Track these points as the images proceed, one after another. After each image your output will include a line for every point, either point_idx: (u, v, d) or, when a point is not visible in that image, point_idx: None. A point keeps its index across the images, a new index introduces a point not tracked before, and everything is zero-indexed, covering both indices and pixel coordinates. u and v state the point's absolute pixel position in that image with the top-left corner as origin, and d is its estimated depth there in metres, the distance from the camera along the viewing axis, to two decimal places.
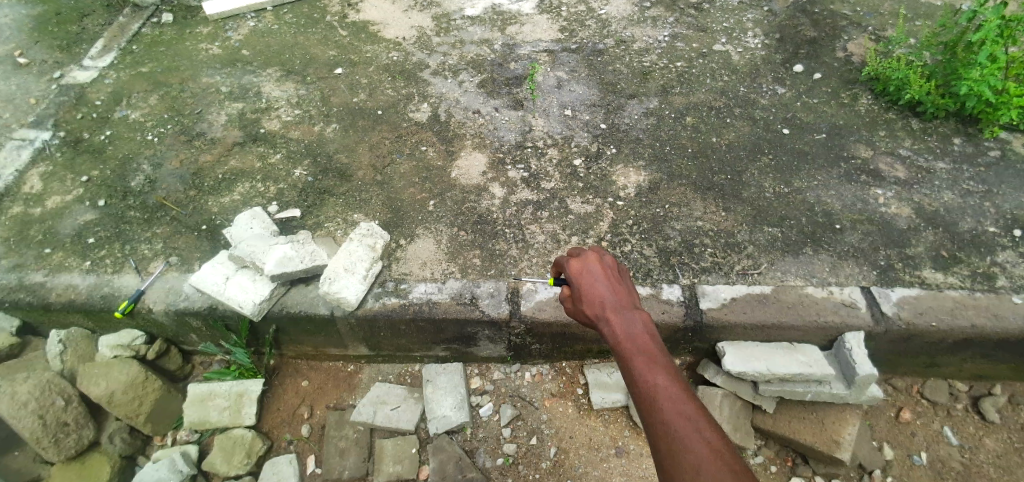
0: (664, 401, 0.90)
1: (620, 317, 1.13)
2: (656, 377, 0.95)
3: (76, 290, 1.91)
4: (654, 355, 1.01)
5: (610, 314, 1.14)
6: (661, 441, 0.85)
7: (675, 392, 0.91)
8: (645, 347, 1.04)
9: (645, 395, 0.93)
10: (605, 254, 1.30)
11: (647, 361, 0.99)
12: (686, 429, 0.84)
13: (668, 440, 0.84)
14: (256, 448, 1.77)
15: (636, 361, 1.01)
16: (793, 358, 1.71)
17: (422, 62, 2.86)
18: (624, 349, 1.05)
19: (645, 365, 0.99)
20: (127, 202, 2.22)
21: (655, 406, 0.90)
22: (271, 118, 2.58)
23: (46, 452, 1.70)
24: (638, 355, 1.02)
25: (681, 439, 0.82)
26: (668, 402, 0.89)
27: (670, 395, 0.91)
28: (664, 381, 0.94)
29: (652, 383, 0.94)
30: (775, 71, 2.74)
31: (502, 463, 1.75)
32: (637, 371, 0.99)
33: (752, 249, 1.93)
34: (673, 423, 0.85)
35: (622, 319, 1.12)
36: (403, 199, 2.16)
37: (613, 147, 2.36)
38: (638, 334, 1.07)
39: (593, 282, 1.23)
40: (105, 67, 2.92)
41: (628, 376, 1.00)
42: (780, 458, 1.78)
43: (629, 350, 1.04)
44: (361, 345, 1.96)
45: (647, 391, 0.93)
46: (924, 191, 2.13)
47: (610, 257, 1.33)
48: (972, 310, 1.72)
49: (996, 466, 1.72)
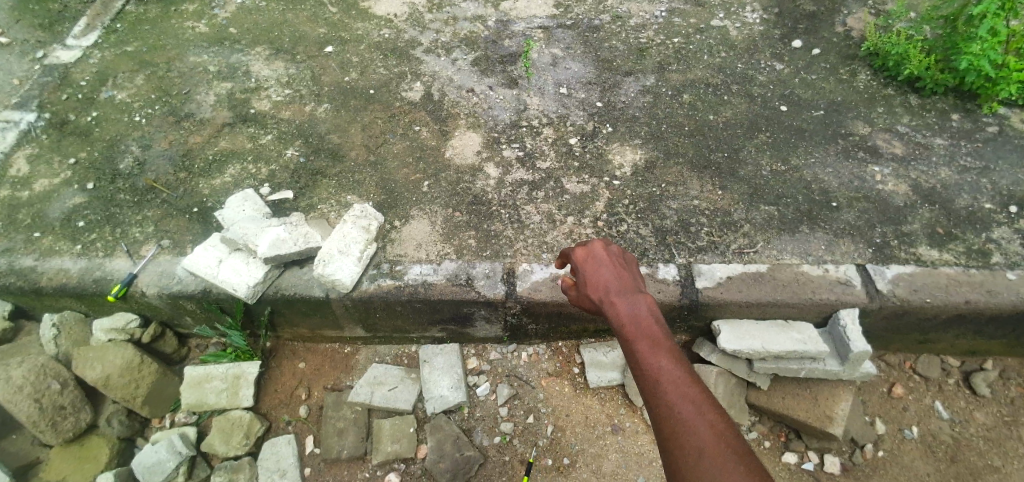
0: (668, 384, 0.90)
1: (624, 301, 1.13)
2: (659, 360, 0.96)
3: (67, 274, 1.89)
4: (658, 338, 1.02)
5: (614, 298, 1.15)
6: (665, 423, 0.86)
7: (679, 375, 0.92)
8: (649, 329, 1.04)
9: (648, 379, 0.93)
10: (611, 242, 1.30)
11: (651, 344, 1.00)
12: (690, 412, 0.84)
13: (672, 423, 0.84)
14: (255, 429, 1.78)
15: (640, 343, 1.01)
16: (788, 335, 1.72)
17: (414, 39, 2.80)
18: (628, 332, 1.05)
19: (648, 348, 0.99)
20: (116, 185, 2.19)
21: (658, 389, 0.91)
22: (261, 98, 2.53)
23: (44, 435, 1.71)
24: (642, 338, 1.03)
25: (685, 423, 0.83)
26: (671, 385, 0.90)
27: (674, 378, 0.91)
28: (667, 364, 0.94)
29: (656, 367, 0.94)
30: (773, 46, 2.70)
31: (499, 441, 1.77)
32: (641, 353, 0.99)
33: (748, 228, 1.93)
34: (677, 405, 0.86)
35: (627, 304, 1.13)
36: (397, 180, 2.13)
37: (609, 126, 2.33)
38: (642, 317, 1.08)
39: (598, 268, 1.24)
40: (89, 47, 2.84)
41: (631, 358, 1.01)
42: (773, 434, 1.80)
43: (634, 333, 1.05)
44: (358, 326, 1.95)
45: (651, 375, 0.93)
46: (921, 167, 2.12)
47: (615, 245, 1.33)
48: (966, 287, 1.73)
49: (985, 439, 1.75)
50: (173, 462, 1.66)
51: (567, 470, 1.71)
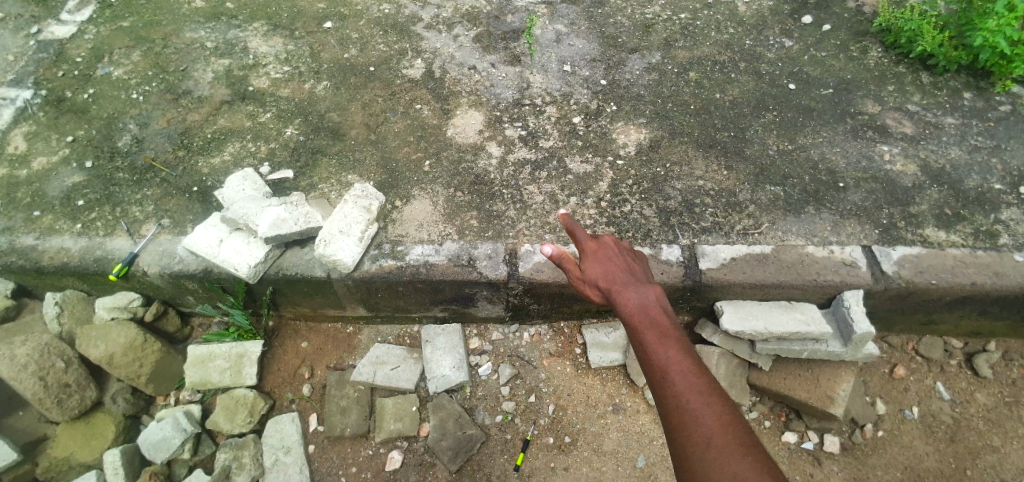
0: (676, 376, 0.91)
1: (633, 293, 1.16)
2: (667, 352, 0.97)
3: (68, 253, 1.88)
4: (665, 329, 1.04)
5: (623, 291, 1.17)
6: (672, 413, 0.87)
7: (686, 366, 0.93)
8: (657, 321, 1.06)
9: (656, 370, 0.95)
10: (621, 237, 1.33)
11: (659, 335, 1.02)
12: (698, 402, 0.86)
13: (680, 414, 0.85)
14: (258, 407, 1.80)
15: (647, 334, 1.03)
16: (792, 316, 1.71)
17: (414, 15, 2.73)
18: (636, 322, 1.08)
19: (656, 339, 1.01)
20: (115, 163, 2.17)
21: (665, 379, 0.92)
22: (259, 75, 2.48)
23: (50, 412, 1.73)
24: (650, 329, 1.04)
25: (693, 413, 0.84)
26: (679, 377, 0.91)
27: (682, 369, 0.93)
28: (674, 355, 0.96)
29: (664, 358, 0.96)
30: (782, 22, 2.63)
31: (501, 420, 1.78)
32: (649, 344, 1.01)
33: (753, 208, 1.90)
34: (684, 397, 0.87)
35: (636, 296, 1.16)
36: (397, 159, 2.11)
37: (613, 104, 2.28)
38: (650, 309, 1.10)
39: (608, 261, 1.27)
40: (84, 22, 2.78)
41: (639, 349, 1.02)
42: (774, 414, 1.81)
43: (642, 325, 1.07)
44: (359, 306, 1.95)
45: (659, 366, 0.95)
46: (930, 147, 2.08)
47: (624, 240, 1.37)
48: (972, 268, 1.71)
49: (985, 419, 1.76)
50: (178, 439, 1.69)
51: (568, 449, 1.72)
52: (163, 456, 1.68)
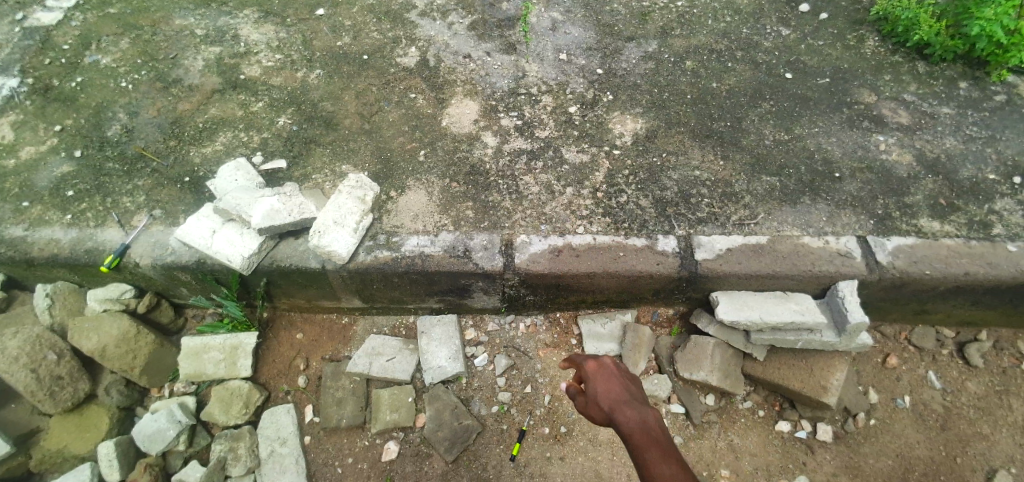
0: None
1: (639, 421, 1.14)
2: None
3: (58, 245, 1.86)
4: (677, 466, 1.02)
5: (629, 418, 1.16)
6: None
7: None
8: (667, 456, 1.05)
9: None
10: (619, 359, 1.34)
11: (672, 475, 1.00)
12: None
13: None
14: (254, 398, 1.80)
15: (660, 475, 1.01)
16: (787, 306, 1.72)
17: (408, 2, 2.69)
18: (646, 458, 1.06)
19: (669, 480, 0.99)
20: (104, 152, 2.13)
21: None
22: (250, 63, 2.44)
23: (43, 404, 1.71)
24: (661, 467, 1.02)
25: None
26: None
27: None
28: None
29: None
30: (779, 11, 2.60)
31: (497, 410, 1.79)
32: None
33: (749, 199, 1.90)
34: None
35: (642, 423, 1.14)
36: (392, 149, 2.09)
37: (610, 94, 2.27)
38: (658, 442, 1.09)
39: (609, 383, 1.26)
40: (70, 8, 2.72)
41: None
42: (768, 403, 1.83)
43: (652, 462, 1.05)
44: (354, 298, 1.94)
45: None
46: (926, 137, 2.08)
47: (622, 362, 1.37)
48: (966, 258, 1.72)
49: (976, 407, 1.78)
50: (173, 431, 1.68)
51: (564, 439, 1.73)
52: (158, 447, 1.68)
